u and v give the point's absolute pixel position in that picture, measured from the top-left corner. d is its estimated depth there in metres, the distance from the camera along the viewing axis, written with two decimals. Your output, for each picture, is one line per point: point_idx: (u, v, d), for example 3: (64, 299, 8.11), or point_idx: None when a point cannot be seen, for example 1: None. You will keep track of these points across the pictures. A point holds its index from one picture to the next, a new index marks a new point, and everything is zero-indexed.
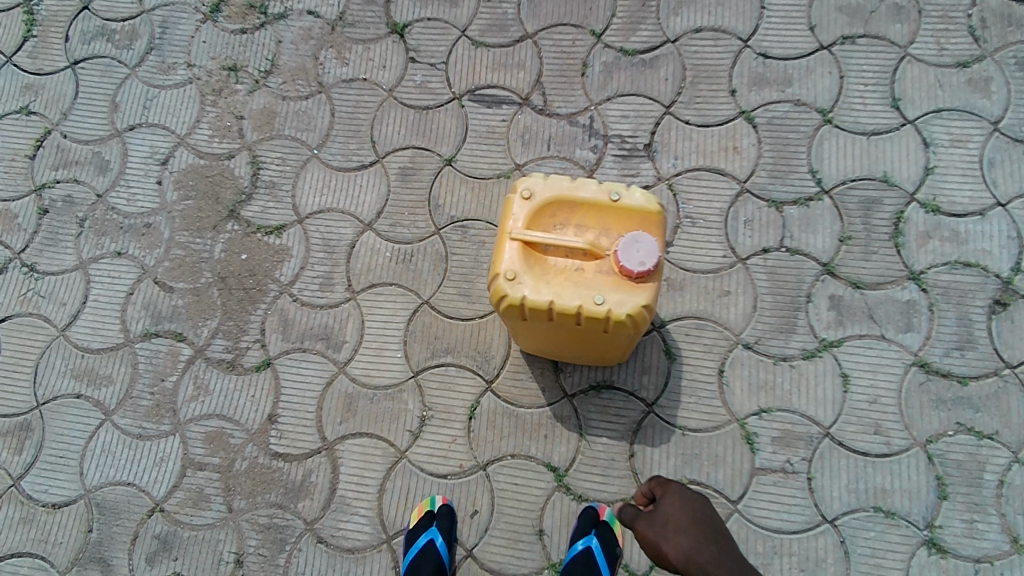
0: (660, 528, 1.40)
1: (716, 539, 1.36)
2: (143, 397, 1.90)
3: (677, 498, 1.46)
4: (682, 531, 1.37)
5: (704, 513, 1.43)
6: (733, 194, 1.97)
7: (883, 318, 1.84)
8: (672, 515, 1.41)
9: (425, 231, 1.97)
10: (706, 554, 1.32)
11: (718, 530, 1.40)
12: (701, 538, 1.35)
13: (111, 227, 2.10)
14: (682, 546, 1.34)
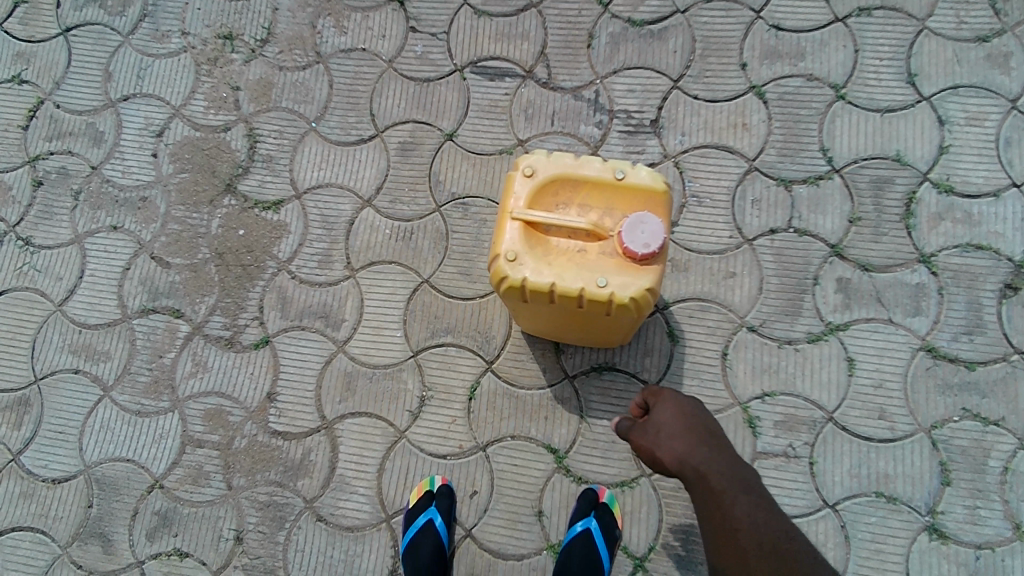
0: (652, 436, 1.32)
1: (710, 441, 1.28)
2: (141, 373, 1.89)
3: (668, 402, 1.36)
4: (674, 438, 1.29)
5: (698, 414, 1.34)
6: (740, 173, 1.92)
7: (891, 302, 1.80)
8: (663, 421, 1.33)
9: (425, 208, 1.93)
10: (701, 459, 1.25)
11: (712, 429, 1.32)
12: (694, 442, 1.27)
13: (107, 201, 2.06)
14: (676, 453, 1.27)
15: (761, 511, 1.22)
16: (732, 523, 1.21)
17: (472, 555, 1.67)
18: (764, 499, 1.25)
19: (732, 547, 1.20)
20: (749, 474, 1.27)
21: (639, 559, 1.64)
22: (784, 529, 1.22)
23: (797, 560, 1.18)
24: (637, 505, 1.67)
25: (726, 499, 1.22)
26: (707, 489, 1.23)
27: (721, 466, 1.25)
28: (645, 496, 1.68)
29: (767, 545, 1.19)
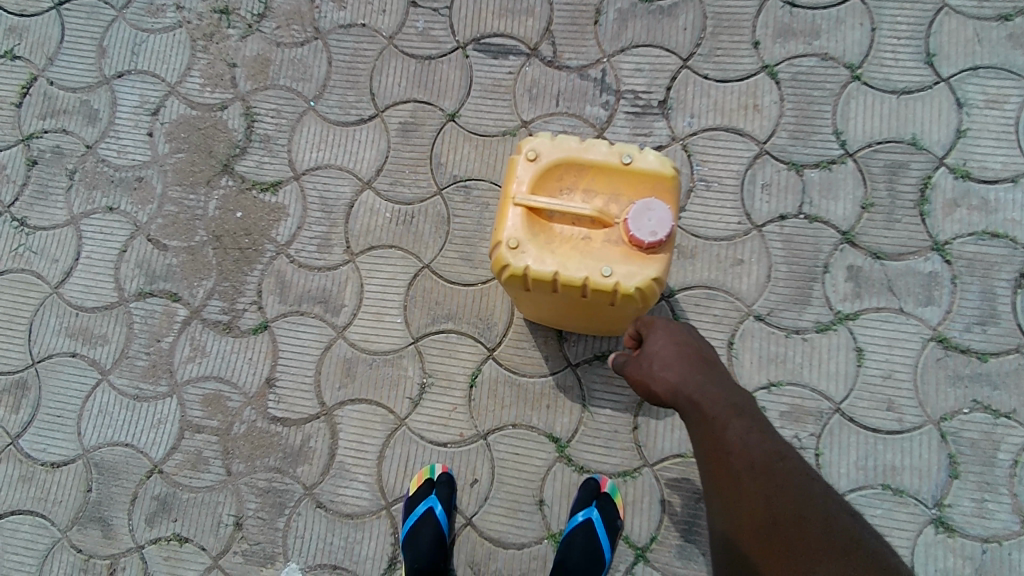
0: (646, 368, 1.26)
1: (703, 368, 1.22)
2: (139, 357, 1.87)
3: (662, 330, 1.30)
4: (667, 367, 1.23)
5: (692, 343, 1.28)
6: (750, 157, 1.87)
7: (903, 290, 1.76)
8: (657, 351, 1.27)
9: (426, 191, 1.89)
10: (695, 386, 1.20)
11: (707, 356, 1.26)
12: (689, 369, 1.22)
13: (102, 180, 2.02)
14: (670, 382, 1.22)
15: (754, 432, 1.14)
16: (723, 445, 1.13)
17: (472, 543, 1.66)
18: (758, 420, 1.17)
19: (725, 471, 1.11)
20: (743, 396, 1.21)
21: (641, 549, 1.63)
22: (777, 449, 1.12)
23: (793, 477, 1.08)
24: (640, 496, 1.65)
25: (718, 421, 1.16)
26: (699, 413, 1.18)
27: (713, 390, 1.19)
28: (648, 487, 1.65)
29: (758, 463, 1.09)
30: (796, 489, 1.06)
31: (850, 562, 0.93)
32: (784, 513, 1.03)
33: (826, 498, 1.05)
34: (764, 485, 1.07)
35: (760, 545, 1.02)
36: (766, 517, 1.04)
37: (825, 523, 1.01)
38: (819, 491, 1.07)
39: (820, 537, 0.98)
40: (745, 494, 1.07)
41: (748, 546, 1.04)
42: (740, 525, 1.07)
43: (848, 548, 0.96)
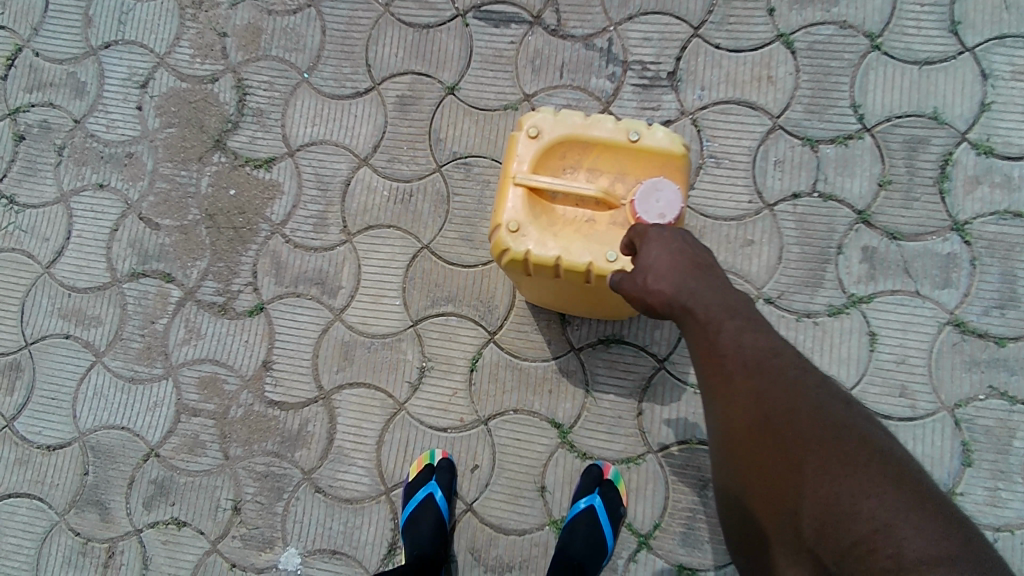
0: (640, 282, 1.11)
1: (700, 274, 1.07)
2: (134, 339, 1.83)
3: (656, 239, 1.15)
4: (661, 279, 1.08)
5: (690, 249, 1.12)
6: (763, 132, 1.79)
7: (920, 272, 1.70)
8: (651, 263, 1.11)
9: (425, 168, 1.82)
10: (691, 295, 1.04)
11: (704, 259, 1.10)
12: (685, 277, 1.06)
13: (92, 156, 1.96)
14: (666, 295, 1.06)
15: (748, 333, 1.00)
16: (716, 350, 1.00)
17: (473, 529, 1.63)
18: (757, 321, 1.02)
19: (720, 373, 0.98)
20: (739, 298, 1.06)
21: (643, 536, 1.59)
22: (770, 345, 0.98)
23: (788, 371, 0.94)
24: (643, 482, 1.61)
25: (713, 329, 1.01)
26: (694, 322, 1.03)
27: (710, 296, 1.04)
28: (652, 474, 1.61)
29: (751, 362, 0.96)
30: (791, 382, 0.93)
31: (843, 451, 0.83)
32: (775, 409, 0.91)
33: (821, 387, 0.93)
34: (756, 384, 0.94)
35: (751, 445, 0.92)
36: (758, 417, 0.92)
37: (818, 413, 0.89)
38: (814, 380, 0.95)
39: (813, 428, 0.87)
40: (737, 396, 0.95)
41: (738, 449, 0.94)
42: (733, 428, 0.96)
43: (842, 436, 0.86)
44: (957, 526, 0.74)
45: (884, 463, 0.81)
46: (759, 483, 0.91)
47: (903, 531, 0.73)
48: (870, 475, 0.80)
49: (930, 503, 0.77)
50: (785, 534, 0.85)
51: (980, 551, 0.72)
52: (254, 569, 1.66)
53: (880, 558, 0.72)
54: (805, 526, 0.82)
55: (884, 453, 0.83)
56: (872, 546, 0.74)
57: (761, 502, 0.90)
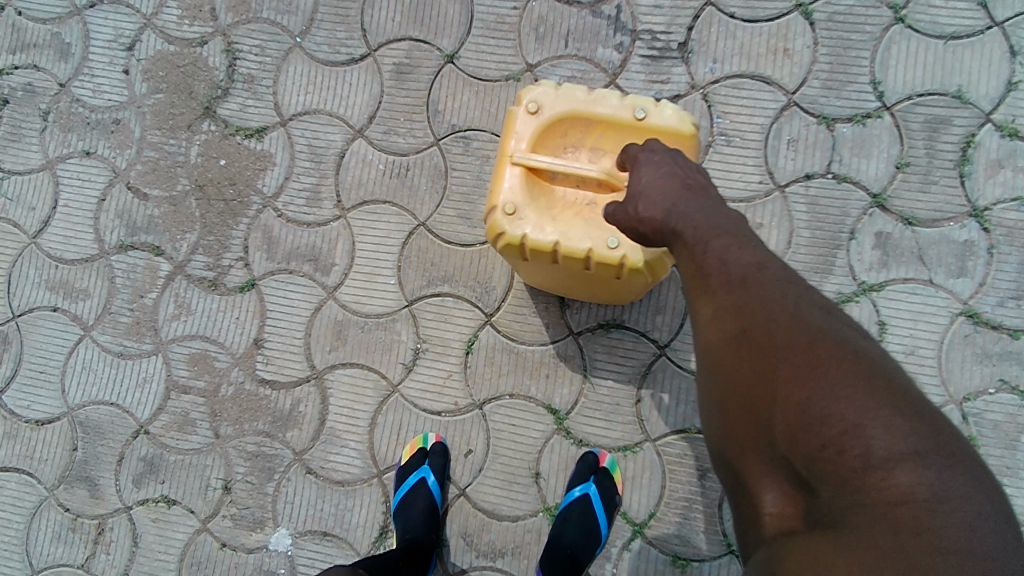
0: (631, 212, 1.08)
1: (692, 196, 1.03)
2: (123, 314, 1.79)
3: (647, 165, 1.12)
4: (653, 206, 1.05)
5: (683, 173, 1.09)
6: (776, 109, 1.71)
7: (934, 260, 1.63)
8: (644, 191, 1.08)
9: (422, 141, 1.75)
10: (681, 218, 1.00)
11: (693, 179, 1.07)
12: (676, 200, 1.03)
13: (78, 122, 1.89)
14: (657, 222, 1.03)
15: (733, 248, 0.93)
16: (700, 269, 0.94)
17: (465, 514, 1.60)
18: (743, 232, 0.97)
19: (703, 289, 0.93)
20: (730, 215, 1.00)
21: (638, 525, 1.56)
22: (755, 258, 0.91)
23: (770, 282, 0.88)
24: (639, 471, 1.57)
25: (699, 248, 0.95)
26: (682, 243, 0.99)
27: (699, 216, 0.99)
28: (649, 462, 1.57)
29: (733, 275, 0.90)
30: (772, 293, 0.87)
31: (817, 355, 0.79)
32: (752, 322, 0.85)
33: (799, 292, 0.87)
34: (737, 296, 0.88)
35: (726, 359, 0.88)
36: (736, 328, 0.87)
37: (794, 319, 0.83)
38: (793, 285, 0.88)
39: (789, 337, 0.81)
40: (717, 312, 0.90)
41: (714, 363, 0.90)
42: (713, 340, 0.91)
43: (816, 339, 0.80)
44: (925, 417, 0.74)
45: (857, 362, 0.77)
46: (732, 395, 0.87)
47: (872, 429, 0.72)
48: (841, 376, 0.76)
49: (900, 397, 0.75)
50: (757, 443, 0.84)
51: (947, 441, 0.73)
52: (244, 549, 1.64)
53: (851, 460, 0.73)
54: (777, 435, 0.80)
55: (857, 350, 0.79)
56: (842, 449, 0.73)
57: (732, 412, 0.87)
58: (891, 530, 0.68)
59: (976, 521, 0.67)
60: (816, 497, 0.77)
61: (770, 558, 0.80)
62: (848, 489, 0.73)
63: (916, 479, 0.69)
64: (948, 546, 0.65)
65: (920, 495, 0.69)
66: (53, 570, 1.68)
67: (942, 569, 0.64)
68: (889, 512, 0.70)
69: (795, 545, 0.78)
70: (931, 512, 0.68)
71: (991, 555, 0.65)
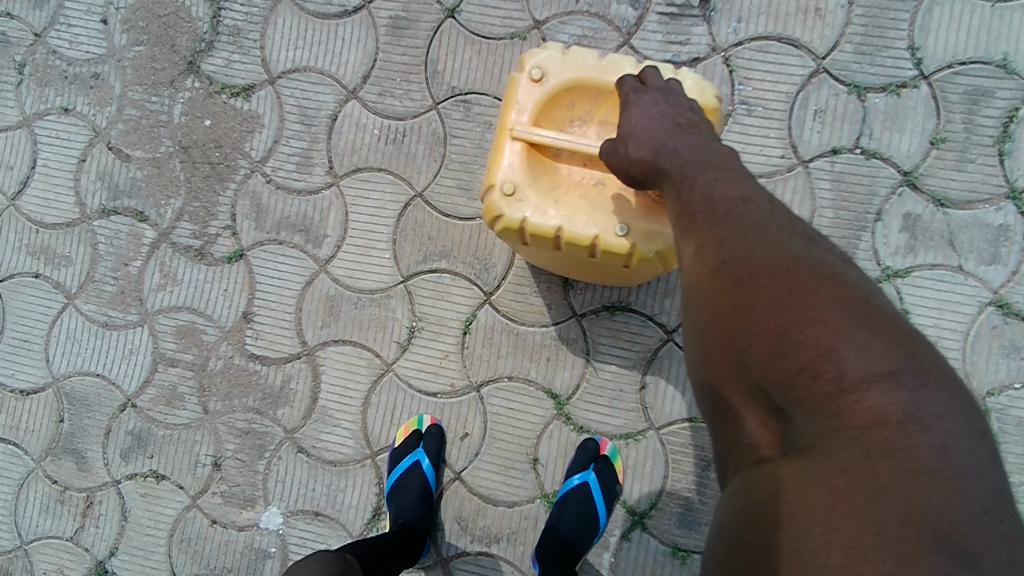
0: (623, 153, 1.07)
1: (682, 134, 1.01)
2: (107, 282, 1.71)
3: (638, 105, 1.09)
4: (643, 146, 1.03)
5: (677, 112, 1.06)
6: (804, 76, 1.57)
7: (965, 246, 1.52)
8: (634, 129, 1.06)
9: (420, 105, 1.63)
10: (669, 157, 0.98)
11: (687, 117, 1.05)
12: (665, 137, 1.01)
13: (54, 76, 1.77)
14: (646, 161, 1.02)
15: (719, 182, 0.89)
16: (685, 207, 0.90)
17: (461, 499, 1.55)
18: (734, 167, 0.92)
19: (688, 227, 0.89)
20: (720, 151, 0.96)
21: (639, 515, 1.50)
22: (741, 192, 0.87)
23: (754, 215, 0.83)
24: (641, 459, 1.51)
25: (686, 184, 0.93)
26: (669, 181, 0.97)
27: (687, 152, 0.97)
28: (651, 451, 1.51)
29: (719, 211, 0.86)
30: (755, 225, 0.82)
31: (794, 282, 0.75)
32: (733, 254, 0.81)
33: (782, 222, 0.82)
34: (721, 231, 0.84)
35: (705, 291, 0.83)
36: (717, 262, 0.82)
37: (773, 248, 0.79)
38: (777, 216, 0.83)
39: (767, 265, 0.77)
40: (700, 247, 0.86)
41: (693, 296, 0.86)
42: (693, 277, 0.86)
43: (794, 266, 0.76)
44: (901, 338, 0.70)
45: (835, 287, 0.74)
46: (709, 328, 0.82)
47: (847, 352, 0.69)
48: (818, 300, 0.72)
49: (877, 319, 0.71)
50: (733, 375, 0.79)
51: (923, 359, 0.69)
52: (235, 526, 1.60)
53: (824, 384, 0.69)
54: (754, 365, 0.76)
55: (836, 275, 0.75)
56: (815, 373, 0.70)
57: (709, 345, 0.82)
58: (862, 452, 0.66)
59: (948, 439, 0.65)
60: (789, 424, 0.73)
61: (745, 488, 0.76)
62: (823, 415, 0.69)
63: (890, 400, 0.66)
64: (919, 465, 0.64)
65: (893, 417, 0.66)
66: (42, 542, 1.66)
67: (911, 488, 0.62)
68: (860, 437, 0.67)
69: (767, 474, 0.74)
70: (902, 433, 0.65)
71: (962, 471, 0.63)
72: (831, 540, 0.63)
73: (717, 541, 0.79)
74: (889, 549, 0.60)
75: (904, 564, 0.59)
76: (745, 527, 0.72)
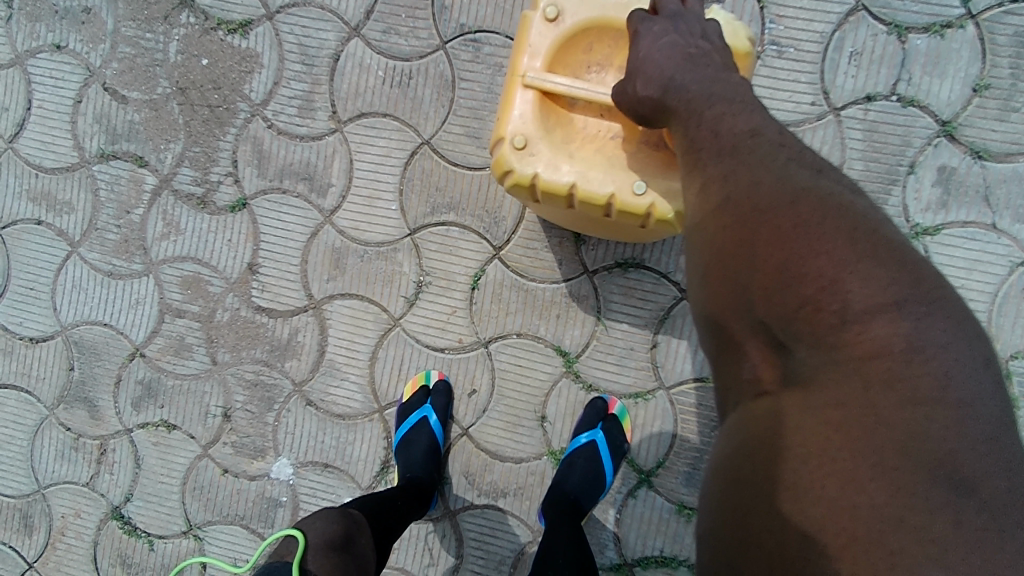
0: (630, 92, 1.00)
1: (692, 66, 0.93)
2: (109, 231, 1.67)
3: (647, 36, 1.02)
4: (650, 83, 0.96)
5: (689, 43, 0.98)
6: (841, 14, 1.46)
7: (1001, 202, 1.44)
8: (643, 64, 0.99)
9: (427, 45, 1.54)
10: (677, 93, 0.91)
11: (697, 47, 0.97)
12: (674, 71, 0.94)
13: (44, 10, 1.69)
14: (654, 99, 0.95)
15: (726, 117, 0.83)
16: (692, 145, 0.85)
17: (468, 454, 1.55)
18: (745, 101, 0.86)
19: (693, 165, 0.84)
20: (732, 84, 0.89)
21: (645, 474, 1.49)
22: (750, 126, 0.81)
23: (762, 148, 0.78)
24: (650, 418, 1.49)
25: (693, 119, 0.87)
26: (676, 119, 0.90)
27: (695, 86, 0.90)
28: (660, 410, 1.49)
29: (726, 146, 0.80)
30: (761, 157, 0.76)
31: (799, 214, 0.69)
32: (737, 188, 0.75)
33: (790, 155, 0.76)
34: (725, 165, 0.78)
35: (709, 228, 0.77)
36: (721, 198, 0.77)
37: (779, 179, 0.73)
38: (786, 148, 0.78)
39: (771, 198, 0.72)
40: (705, 183, 0.80)
41: (696, 232, 0.80)
42: (696, 215, 0.80)
43: (799, 198, 0.70)
44: (907, 267, 0.65)
45: (841, 217, 0.68)
46: (709, 264, 0.77)
47: (851, 284, 0.63)
48: (823, 231, 0.67)
49: (884, 248, 0.66)
50: (734, 311, 0.73)
51: (930, 289, 0.64)
52: (246, 476, 1.62)
53: (827, 317, 0.64)
54: (755, 300, 0.70)
55: (843, 206, 0.69)
56: (817, 306, 0.65)
57: (709, 283, 0.76)
58: (862, 384, 0.62)
59: (953, 369, 0.60)
60: (790, 358, 0.68)
61: (744, 422, 0.73)
62: (822, 349, 0.65)
63: (894, 330, 0.61)
64: (919, 396, 0.59)
65: (896, 348, 0.61)
66: (59, 487, 1.69)
67: (910, 419, 0.59)
68: (861, 369, 0.62)
69: (765, 409, 0.70)
70: (905, 363, 0.60)
71: (964, 400, 0.59)
72: (827, 471, 0.61)
73: (713, 480, 0.76)
74: (885, 480, 0.58)
75: (899, 495, 0.57)
76: (741, 461, 0.70)
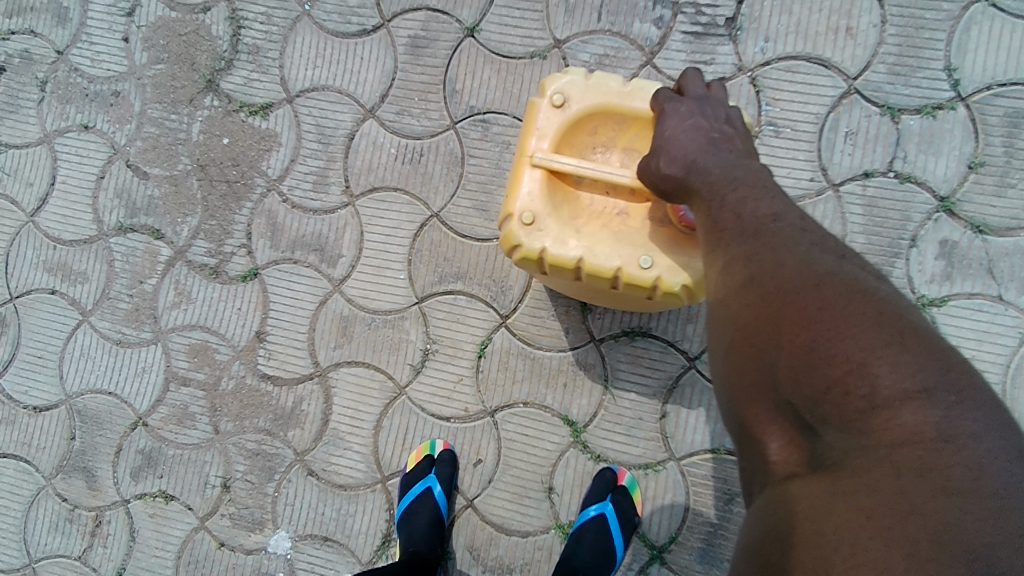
0: (654, 168, 1.04)
1: (715, 150, 0.97)
2: (121, 300, 1.70)
3: (673, 116, 1.06)
4: (674, 162, 1.00)
5: (715, 126, 1.02)
6: (836, 97, 1.52)
7: (1006, 275, 1.45)
8: (668, 143, 1.03)
9: (438, 124, 1.61)
10: (699, 174, 0.95)
11: (721, 131, 1.02)
12: (697, 153, 0.98)
13: (76, 93, 1.79)
14: (678, 179, 0.98)
15: (749, 201, 0.86)
16: (715, 225, 0.87)
17: (473, 527, 1.50)
18: (768, 187, 0.89)
19: (716, 246, 0.85)
20: (752, 170, 0.93)
21: (658, 549, 1.44)
22: (772, 210, 0.84)
23: (783, 231, 0.79)
24: (661, 491, 1.45)
25: (716, 202, 0.89)
26: (698, 200, 0.93)
27: (719, 167, 0.94)
28: (671, 482, 1.45)
29: (749, 228, 0.82)
30: (785, 241, 0.78)
31: (823, 297, 0.69)
32: (763, 269, 0.76)
33: (813, 240, 0.78)
34: (749, 248, 0.80)
35: (734, 306, 0.79)
36: (748, 278, 0.78)
37: (802, 263, 0.74)
38: (808, 233, 0.79)
39: (795, 282, 0.72)
40: (728, 263, 0.82)
41: (722, 313, 0.81)
42: (722, 295, 0.81)
43: (823, 281, 0.71)
44: (937, 353, 0.64)
45: (866, 301, 0.68)
46: (736, 343, 0.77)
47: (879, 368, 0.63)
48: (848, 315, 0.67)
49: (911, 333, 0.65)
50: (761, 389, 0.74)
51: (961, 376, 0.63)
52: (242, 550, 1.57)
53: (855, 402, 0.63)
54: (782, 377, 0.70)
55: (868, 290, 0.70)
56: (845, 389, 0.64)
57: (736, 362, 0.77)
58: (893, 471, 0.60)
59: (987, 461, 0.58)
60: (819, 441, 0.68)
61: (773, 506, 0.71)
62: (852, 433, 0.64)
63: (923, 418, 0.60)
64: (952, 486, 0.57)
65: (927, 435, 0.59)
66: (50, 560, 1.64)
67: (942, 509, 0.56)
68: (892, 455, 0.61)
69: (796, 492, 0.68)
70: (937, 452, 0.59)
71: (1002, 492, 0.56)
72: (857, 559, 0.57)
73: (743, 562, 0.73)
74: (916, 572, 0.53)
75: None
76: (772, 547, 0.67)
